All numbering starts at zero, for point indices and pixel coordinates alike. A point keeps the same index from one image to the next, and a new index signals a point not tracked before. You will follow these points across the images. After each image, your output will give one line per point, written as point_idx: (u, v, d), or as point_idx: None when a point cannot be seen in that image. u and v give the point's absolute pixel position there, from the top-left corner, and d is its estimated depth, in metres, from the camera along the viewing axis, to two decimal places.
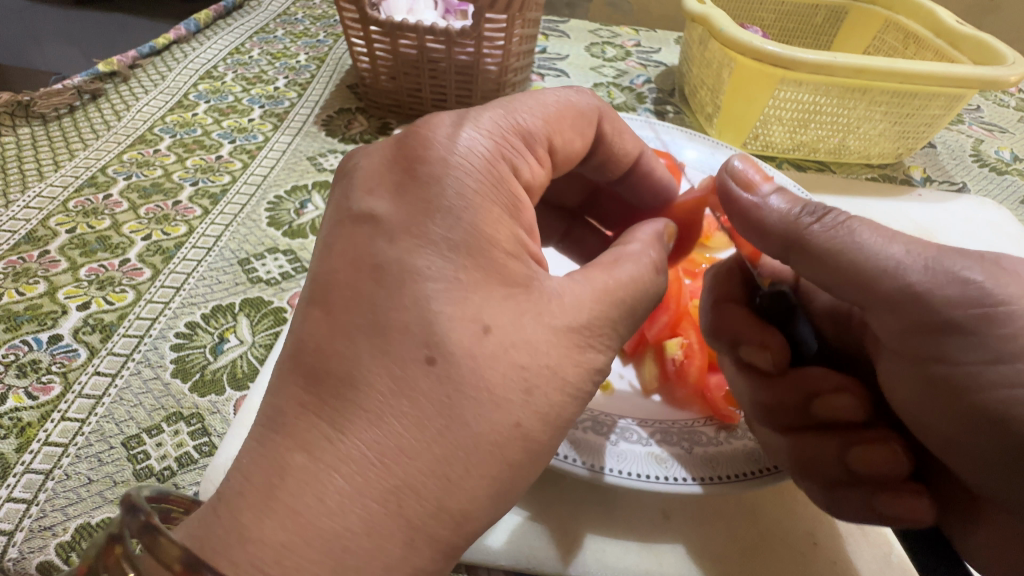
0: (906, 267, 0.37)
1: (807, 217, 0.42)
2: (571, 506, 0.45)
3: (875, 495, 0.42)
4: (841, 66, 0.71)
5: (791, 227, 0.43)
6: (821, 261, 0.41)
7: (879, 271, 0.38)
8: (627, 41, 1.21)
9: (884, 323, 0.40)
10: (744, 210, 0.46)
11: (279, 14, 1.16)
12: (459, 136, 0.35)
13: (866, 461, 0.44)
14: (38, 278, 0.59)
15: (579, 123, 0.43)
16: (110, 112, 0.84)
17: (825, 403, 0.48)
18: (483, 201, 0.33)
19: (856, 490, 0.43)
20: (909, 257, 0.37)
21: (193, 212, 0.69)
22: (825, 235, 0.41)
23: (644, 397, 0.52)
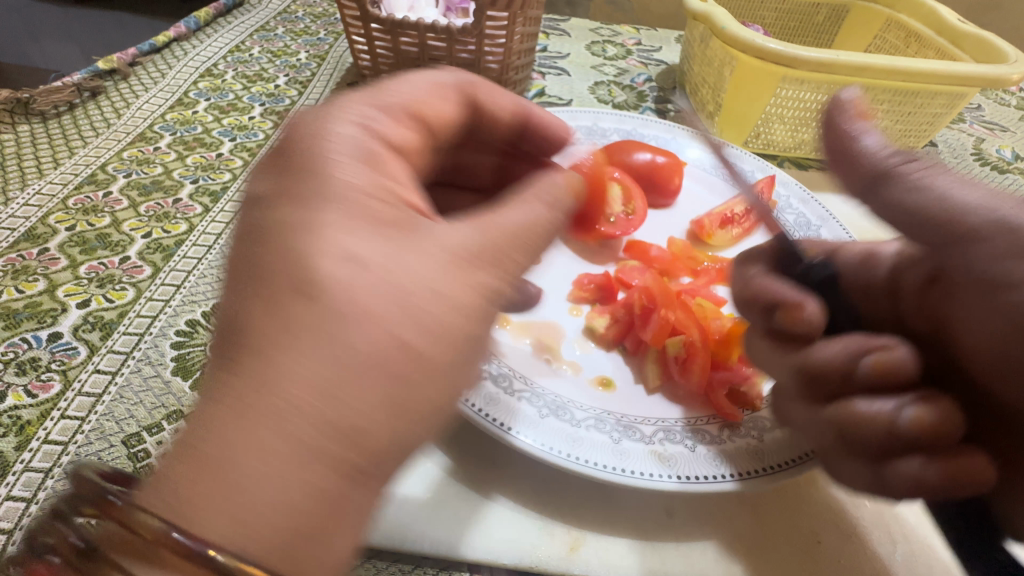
0: (998, 205, 0.38)
1: (899, 157, 0.42)
2: (573, 504, 0.45)
3: (933, 457, 0.36)
4: (843, 64, 0.71)
5: (882, 164, 0.42)
6: (900, 199, 0.40)
7: (973, 207, 0.38)
8: (628, 40, 1.21)
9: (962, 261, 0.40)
10: (835, 147, 0.44)
11: (279, 12, 1.16)
12: (349, 112, 0.36)
13: (926, 424, 0.36)
14: (37, 276, 0.59)
15: (438, 90, 0.42)
16: (110, 110, 0.84)
17: (879, 361, 0.39)
18: (349, 164, 0.33)
19: (910, 454, 0.37)
20: (999, 199, 0.38)
21: (193, 210, 0.68)
22: (919, 172, 0.41)
23: (647, 396, 0.51)
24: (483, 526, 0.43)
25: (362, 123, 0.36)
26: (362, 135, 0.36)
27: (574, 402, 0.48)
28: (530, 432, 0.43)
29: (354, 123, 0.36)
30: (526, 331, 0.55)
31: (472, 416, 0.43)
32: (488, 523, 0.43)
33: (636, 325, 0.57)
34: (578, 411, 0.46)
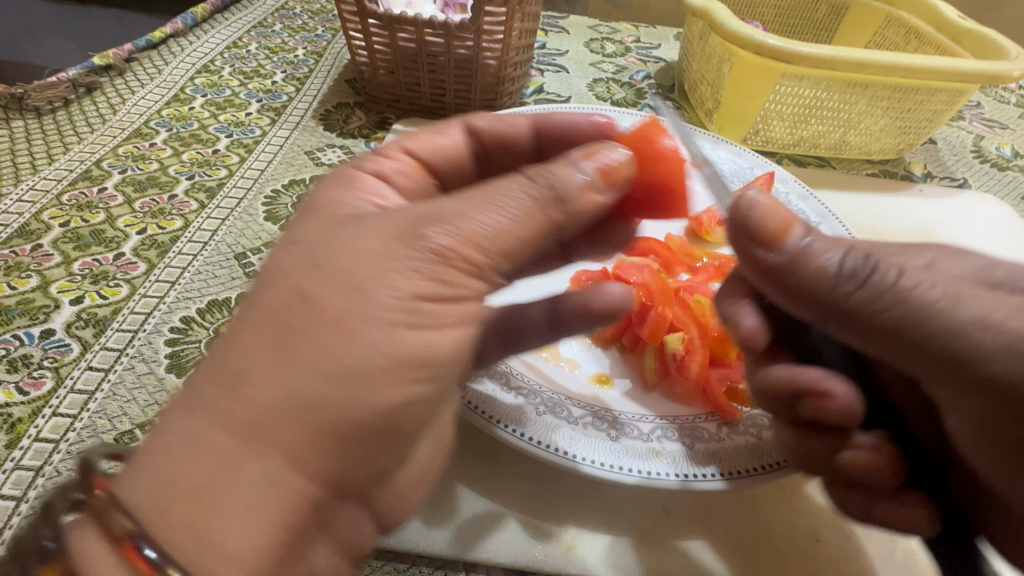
0: (984, 356, 0.29)
1: (848, 282, 0.34)
2: (569, 502, 0.44)
3: (874, 507, 0.42)
4: (843, 60, 0.70)
5: (829, 296, 0.34)
6: (881, 337, 0.33)
7: (952, 360, 0.30)
8: (627, 37, 1.20)
9: (943, 396, 0.34)
10: (766, 269, 0.37)
11: (277, 9, 1.15)
12: (531, 173, 0.35)
13: (851, 464, 0.41)
14: (30, 272, 0.58)
15: (430, 130, 0.49)
16: (105, 105, 0.84)
17: (815, 407, 0.40)
18: (502, 213, 0.32)
19: (857, 495, 0.42)
20: (984, 337, 0.29)
21: (189, 206, 0.68)
22: (874, 306, 0.33)
23: (645, 393, 0.51)
24: (478, 524, 0.42)
25: (535, 179, 0.35)
26: (532, 190, 0.34)
27: (571, 399, 0.47)
28: (528, 431, 0.42)
29: (526, 180, 0.34)
30: None
31: (468, 413, 0.43)
32: (483, 521, 0.42)
33: (632, 322, 0.56)
34: (575, 408, 0.46)
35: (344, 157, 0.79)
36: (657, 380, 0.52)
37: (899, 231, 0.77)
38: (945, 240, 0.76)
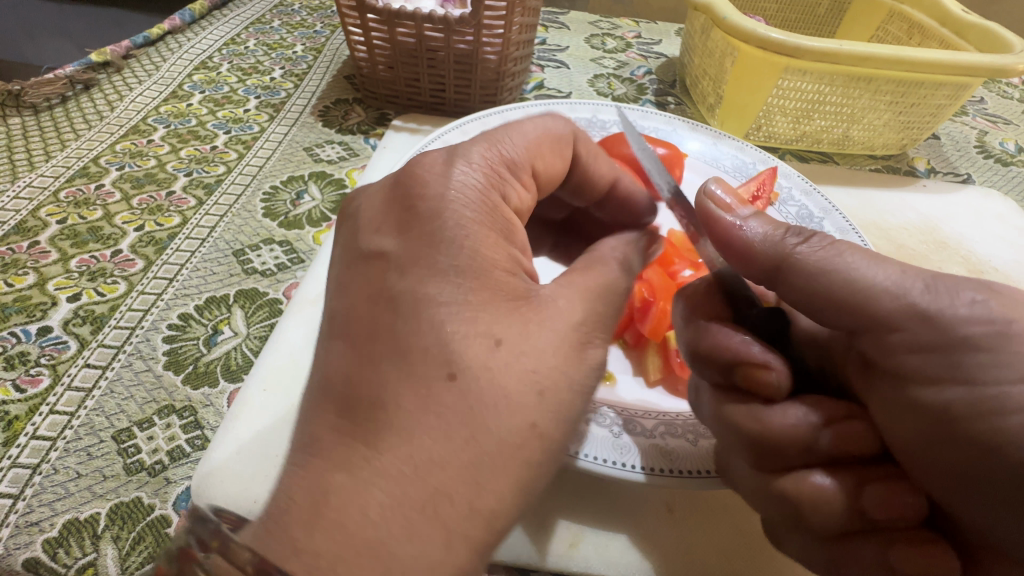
0: (907, 288, 0.34)
1: (793, 238, 0.39)
2: (574, 501, 0.43)
3: (890, 549, 0.34)
4: (846, 54, 0.70)
5: (777, 248, 0.39)
6: (807, 290, 0.37)
7: (879, 292, 0.34)
8: (628, 33, 1.20)
9: (881, 346, 0.35)
10: (722, 231, 0.41)
11: (276, 5, 1.15)
12: (609, 258, 0.39)
13: (881, 510, 0.35)
14: (27, 269, 0.58)
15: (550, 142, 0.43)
16: (103, 102, 0.83)
17: (840, 435, 0.36)
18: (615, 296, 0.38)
19: (865, 543, 0.35)
20: (908, 279, 0.34)
21: (187, 203, 0.67)
22: (816, 255, 0.37)
23: (646, 390, 0.49)
24: None
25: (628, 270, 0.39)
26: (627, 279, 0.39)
27: None
28: None
29: (615, 266, 0.39)
30: None
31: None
32: None
33: (634, 318, 0.53)
34: None
35: (343, 154, 0.78)
36: (660, 376, 0.50)
37: (903, 227, 0.76)
38: (949, 235, 0.76)
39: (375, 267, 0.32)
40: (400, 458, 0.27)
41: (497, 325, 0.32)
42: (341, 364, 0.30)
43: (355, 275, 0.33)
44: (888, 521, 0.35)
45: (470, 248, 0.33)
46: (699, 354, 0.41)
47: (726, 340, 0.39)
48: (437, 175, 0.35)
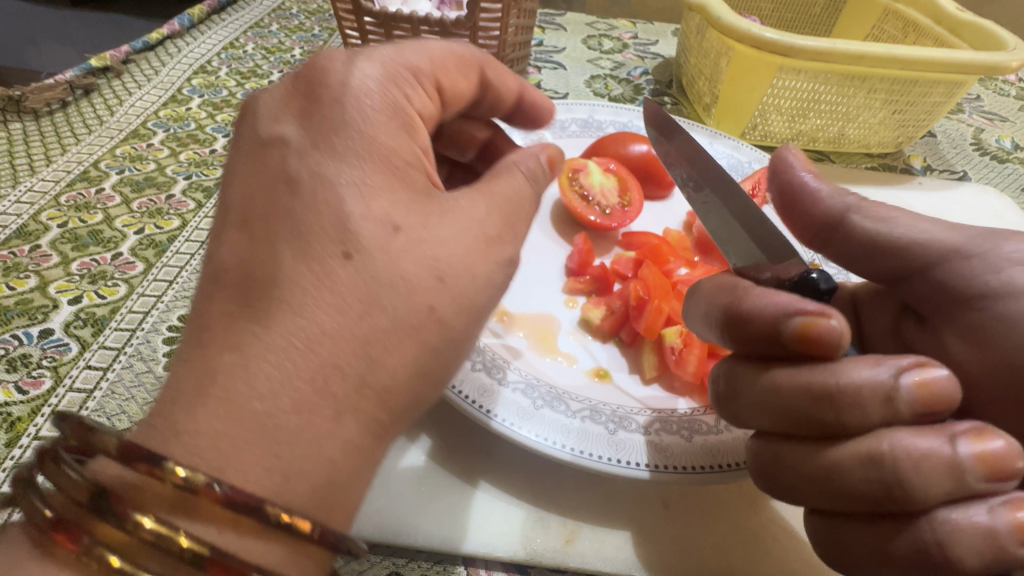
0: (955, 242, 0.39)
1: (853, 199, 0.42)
2: (569, 497, 0.44)
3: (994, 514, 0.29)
4: (840, 52, 0.70)
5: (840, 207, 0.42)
6: (867, 239, 0.42)
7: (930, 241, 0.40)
8: (624, 34, 1.20)
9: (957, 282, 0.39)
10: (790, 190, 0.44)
11: (274, 9, 1.15)
12: (506, 168, 0.40)
13: (982, 476, 0.29)
14: (28, 273, 0.58)
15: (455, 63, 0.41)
16: (103, 107, 0.84)
17: (926, 390, 0.30)
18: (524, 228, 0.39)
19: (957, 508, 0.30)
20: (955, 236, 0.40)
21: (187, 206, 0.68)
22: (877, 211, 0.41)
23: (642, 387, 0.49)
24: (479, 521, 0.41)
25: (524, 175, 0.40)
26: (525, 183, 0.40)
27: (568, 393, 0.46)
28: (525, 424, 0.41)
29: (518, 176, 0.40)
30: (522, 323, 0.52)
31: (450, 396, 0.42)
32: (484, 517, 0.41)
33: (631, 317, 0.53)
34: (572, 401, 0.44)
35: None
36: (656, 373, 0.50)
37: None
38: None
39: (272, 153, 0.33)
40: (362, 407, 0.29)
41: (397, 212, 0.32)
42: (265, 295, 0.29)
43: (250, 162, 0.33)
44: (987, 486, 0.29)
45: (369, 133, 0.33)
46: (740, 320, 0.36)
47: (771, 298, 0.34)
48: (340, 63, 0.35)
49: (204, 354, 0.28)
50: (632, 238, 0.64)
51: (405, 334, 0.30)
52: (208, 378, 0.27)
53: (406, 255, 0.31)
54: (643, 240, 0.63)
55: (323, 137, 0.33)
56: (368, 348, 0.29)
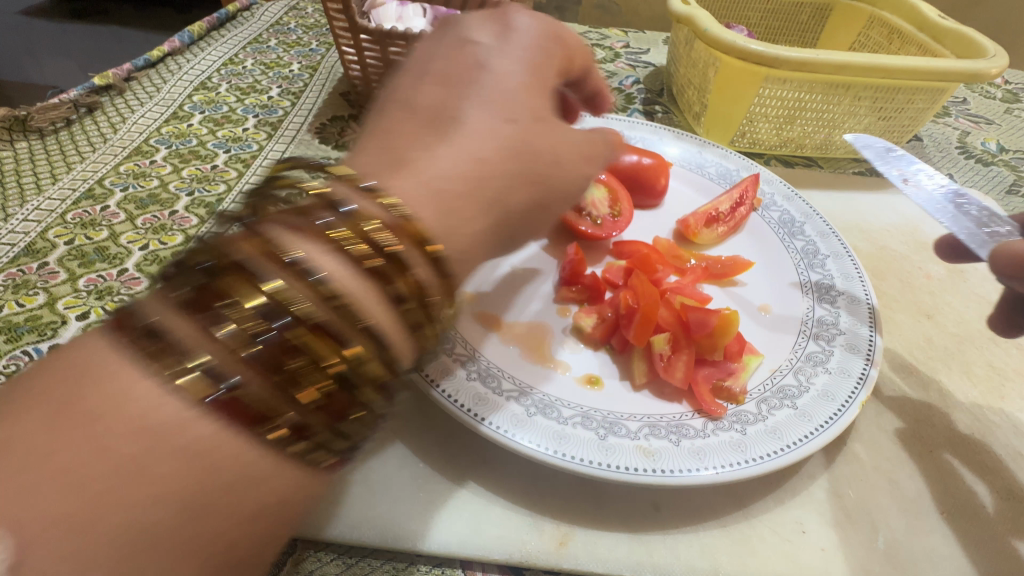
0: None
1: None
2: (562, 501, 0.45)
3: None
4: (823, 62, 0.72)
5: None
6: None
7: None
8: (616, 43, 1.22)
9: None
10: None
11: (272, 25, 1.18)
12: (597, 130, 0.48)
13: None
14: (37, 289, 0.60)
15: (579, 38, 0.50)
16: (106, 125, 0.86)
17: None
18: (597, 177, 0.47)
19: None
20: None
21: (190, 222, 0.70)
22: None
23: (632, 393, 0.50)
24: (476, 526, 0.43)
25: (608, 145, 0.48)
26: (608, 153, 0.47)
27: (560, 400, 0.48)
28: (520, 432, 0.43)
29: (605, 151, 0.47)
30: (514, 332, 0.54)
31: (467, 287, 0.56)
32: (481, 522, 0.43)
33: (622, 324, 0.54)
34: (563, 408, 0.46)
35: None
36: (646, 379, 0.51)
37: (884, 228, 0.78)
38: (930, 236, 0.77)
39: (466, 50, 0.45)
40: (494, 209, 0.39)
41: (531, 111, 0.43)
42: (449, 123, 0.40)
43: (449, 51, 0.46)
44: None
45: (526, 57, 0.45)
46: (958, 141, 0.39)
47: None
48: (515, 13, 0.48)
49: (398, 142, 0.38)
50: (623, 247, 0.65)
51: (525, 182, 0.41)
52: (404, 160, 0.37)
53: (543, 136, 0.43)
54: (631, 250, 0.65)
55: (505, 45, 0.45)
56: (496, 179, 0.39)
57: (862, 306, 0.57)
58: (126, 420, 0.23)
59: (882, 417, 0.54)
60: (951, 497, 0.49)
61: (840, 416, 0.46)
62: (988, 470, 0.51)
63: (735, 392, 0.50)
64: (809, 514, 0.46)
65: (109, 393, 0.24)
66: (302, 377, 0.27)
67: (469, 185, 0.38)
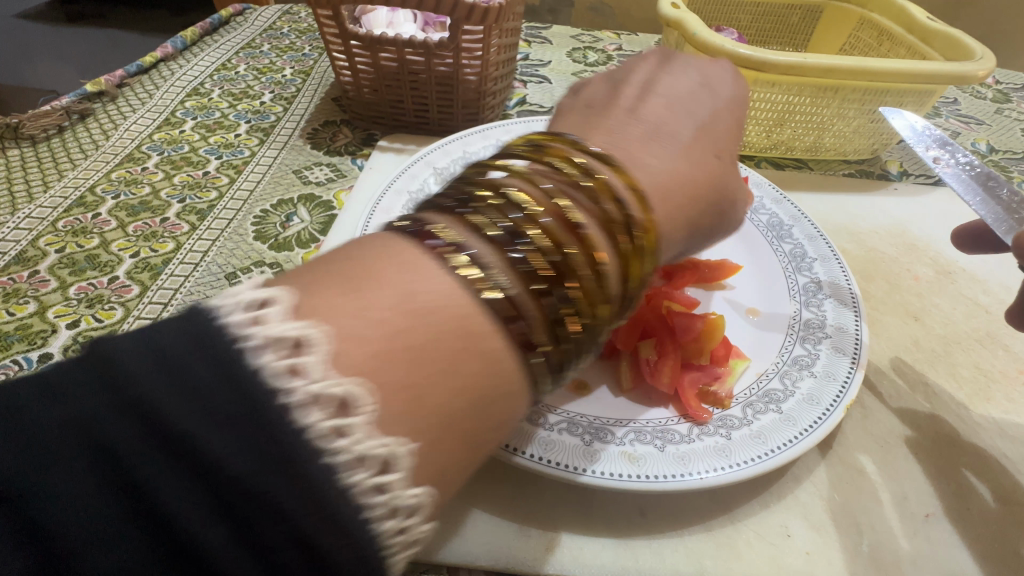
0: None
1: None
2: (549, 507, 0.45)
3: None
4: (811, 66, 0.73)
5: None
6: None
7: None
8: (609, 46, 1.23)
9: None
10: None
11: (265, 29, 1.18)
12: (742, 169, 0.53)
13: None
14: (28, 298, 0.60)
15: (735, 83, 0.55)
16: (98, 132, 0.86)
17: None
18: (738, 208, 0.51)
19: None
20: None
21: (180, 228, 0.70)
22: None
23: (618, 398, 0.50)
24: (462, 532, 0.43)
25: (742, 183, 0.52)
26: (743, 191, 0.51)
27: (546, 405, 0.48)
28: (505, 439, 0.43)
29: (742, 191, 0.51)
30: None
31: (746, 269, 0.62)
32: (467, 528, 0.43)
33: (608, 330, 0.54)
34: (549, 414, 0.47)
35: (331, 175, 0.81)
36: (632, 385, 0.51)
37: (874, 230, 0.78)
38: (919, 237, 0.78)
39: (666, 77, 0.53)
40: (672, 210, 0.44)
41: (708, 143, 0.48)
42: (649, 128, 0.47)
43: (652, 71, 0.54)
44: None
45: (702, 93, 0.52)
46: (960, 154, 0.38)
47: None
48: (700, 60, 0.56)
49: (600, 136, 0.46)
50: None
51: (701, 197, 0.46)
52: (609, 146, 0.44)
53: (718, 165, 0.48)
54: None
55: (698, 83, 0.53)
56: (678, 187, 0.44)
57: (848, 309, 0.57)
58: (438, 317, 0.29)
59: (868, 420, 0.55)
60: (937, 500, 0.49)
61: (824, 420, 0.47)
62: (974, 472, 0.52)
63: (721, 396, 0.50)
64: (795, 518, 0.46)
65: (410, 295, 0.29)
66: (565, 316, 0.33)
67: (666, 186, 0.43)
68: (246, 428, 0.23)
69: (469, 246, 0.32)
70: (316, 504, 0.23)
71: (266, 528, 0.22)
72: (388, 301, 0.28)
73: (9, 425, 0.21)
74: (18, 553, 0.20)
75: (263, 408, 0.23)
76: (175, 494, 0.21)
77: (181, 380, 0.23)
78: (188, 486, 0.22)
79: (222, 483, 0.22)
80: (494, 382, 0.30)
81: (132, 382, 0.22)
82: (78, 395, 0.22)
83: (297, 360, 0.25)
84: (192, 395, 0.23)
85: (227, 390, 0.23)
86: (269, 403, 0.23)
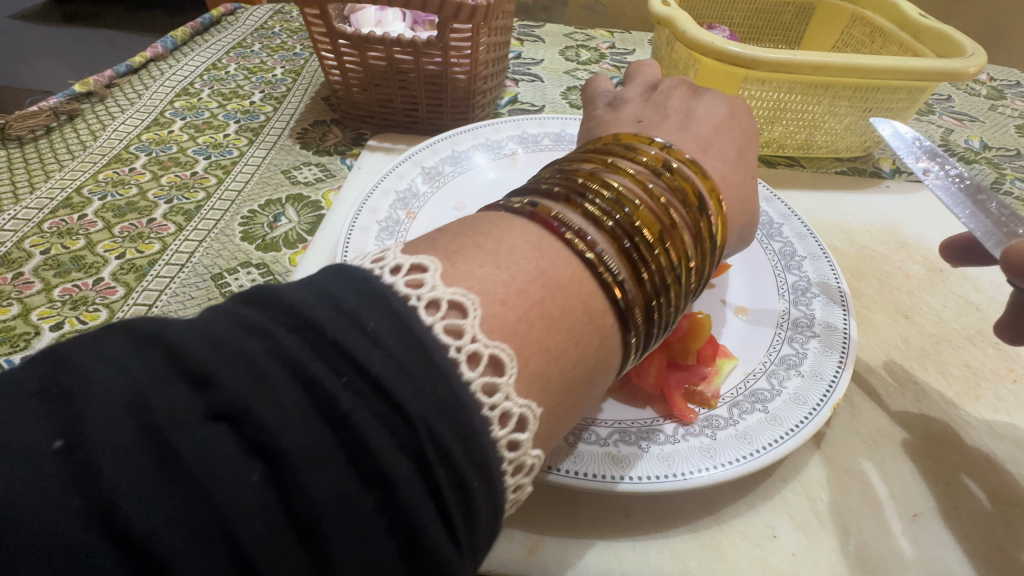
0: None
1: None
2: (533, 508, 0.45)
3: None
4: (801, 63, 0.72)
5: None
6: None
7: None
8: (602, 43, 1.22)
9: None
10: None
11: (256, 29, 1.18)
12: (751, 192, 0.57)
13: None
14: (11, 300, 0.60)
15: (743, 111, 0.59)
16: (86, 132, 0.85)
17: None
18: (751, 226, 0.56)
19: None
20: None
21: (167, 229, 0.70)
22: None
23: (604, 398, 0.49)
24: None
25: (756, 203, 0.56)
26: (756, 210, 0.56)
27: None
28: None
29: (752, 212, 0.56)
30: None
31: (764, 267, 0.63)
32: None
33: None
34: None
35: (320, 175, 0.80)
36: (619, 384, 0.50)
37: (865, 228, 0.78)
38: (911, 235, 0.77)
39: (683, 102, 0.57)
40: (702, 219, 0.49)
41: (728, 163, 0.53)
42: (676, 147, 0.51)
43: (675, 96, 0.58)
44: None
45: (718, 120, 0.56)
46: None
47: None
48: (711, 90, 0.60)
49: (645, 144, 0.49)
50: None
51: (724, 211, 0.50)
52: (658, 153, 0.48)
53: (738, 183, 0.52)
54: None
55: (711, 110, 0.57)
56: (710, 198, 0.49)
57: (837, 308, 0.57)
58: (540, 304, 0.33)
59: (857, 419, 0.55)
60: (925, 499, 0.49)
61: (810, 419, 0.46)
62: (963, 471, 0.51)
63: (708, 396, 0.49)
64: (781, 518, 0.46)
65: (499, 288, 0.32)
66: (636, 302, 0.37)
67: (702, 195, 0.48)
68: (428, 373, 0.26)
69: (583, 234, 0.37)
70: (470, 442, 0.27)
71: (438, 463, 0.25)
72: (526, 282, 0.33)
73: (228, 352, 0.24)
74: (245, 470, 0.22)
75: (426, 357, 0.27)
76: (372, 426, 0.24)
77: (370, 330, 0.26)
78: (381, 418, 0.24)
79: (409, 419, 0.25)
80: (576, 358, 0.34)
81: (333, 326, 0.25)
82: (279, 335, 0.25)
83: (461, 326, 0.29)
84: (378, 343, 0.26)
85: (405, 342, 0.27)
86: (438, 356, 0.27)
